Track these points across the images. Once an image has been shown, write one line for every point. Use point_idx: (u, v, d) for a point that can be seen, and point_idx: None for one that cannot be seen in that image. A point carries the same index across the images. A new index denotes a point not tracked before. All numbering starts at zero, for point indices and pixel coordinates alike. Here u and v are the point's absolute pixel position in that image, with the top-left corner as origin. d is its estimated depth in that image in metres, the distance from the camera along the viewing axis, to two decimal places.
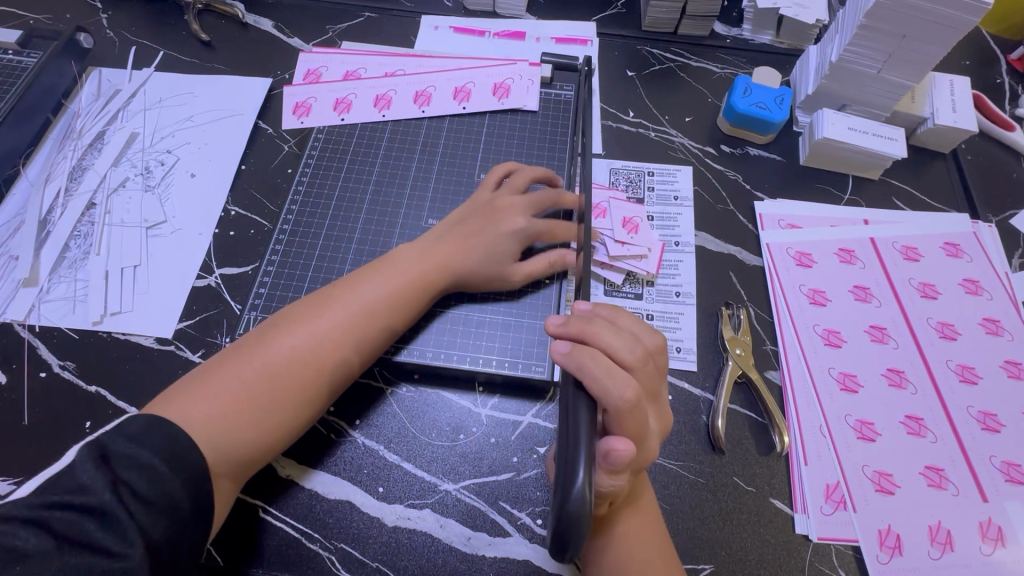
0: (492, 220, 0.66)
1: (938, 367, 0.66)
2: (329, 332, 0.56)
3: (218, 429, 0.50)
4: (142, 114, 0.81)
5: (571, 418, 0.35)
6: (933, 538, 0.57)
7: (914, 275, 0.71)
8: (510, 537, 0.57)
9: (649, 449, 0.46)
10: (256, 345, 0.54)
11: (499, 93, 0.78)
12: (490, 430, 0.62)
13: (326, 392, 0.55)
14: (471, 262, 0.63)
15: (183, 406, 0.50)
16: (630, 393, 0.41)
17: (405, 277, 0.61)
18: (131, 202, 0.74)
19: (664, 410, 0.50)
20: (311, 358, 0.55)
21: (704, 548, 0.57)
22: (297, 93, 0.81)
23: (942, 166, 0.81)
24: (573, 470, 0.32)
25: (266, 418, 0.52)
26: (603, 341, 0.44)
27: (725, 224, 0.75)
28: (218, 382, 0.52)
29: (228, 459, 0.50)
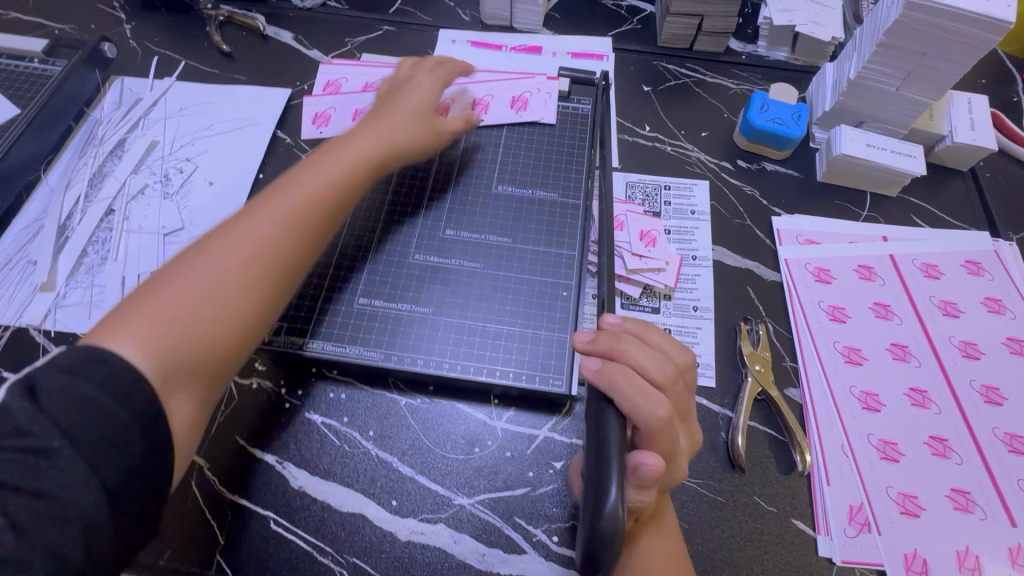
0: (398, 92, 0.71)
1: (961, 387, 0.65)
2: (271, 209, 0.55)
3: (173, 325, 0.47)
4: (163, 122, 0.82)
5: (602, 437, 0.37)
6: (961, 564, 0.55)
7: (936, 293, 0.70)
8: (526, 554, 0.56)
9: (680, 468, 0.45)
10: (192, 251, 0.51)
11: (518, 106, 0.79)
12: (505, 443, 0.61)
13: (287, 264, 0.54)
14: (399, 130, 0.66)
15: (125, 319, 0.46)
16: (663, 411, 0.41)
17: (339, 156, 0.61)
18: (149, 209, 0.74)
19: (693, 428, 0.50)
20: (260, 235, 0.53)
21: (724, 569, 0.55)
22: (317, 104, 0.81)
23: (960, 183, 0.81)
24: (606, 488, 0.34)
25: (220, 299, 0.49)
26: (634, 359, 0.44)
27: (742, 238, 0.75)
28: (156, 297, 0.48)
29: (189, 348, 0.47)
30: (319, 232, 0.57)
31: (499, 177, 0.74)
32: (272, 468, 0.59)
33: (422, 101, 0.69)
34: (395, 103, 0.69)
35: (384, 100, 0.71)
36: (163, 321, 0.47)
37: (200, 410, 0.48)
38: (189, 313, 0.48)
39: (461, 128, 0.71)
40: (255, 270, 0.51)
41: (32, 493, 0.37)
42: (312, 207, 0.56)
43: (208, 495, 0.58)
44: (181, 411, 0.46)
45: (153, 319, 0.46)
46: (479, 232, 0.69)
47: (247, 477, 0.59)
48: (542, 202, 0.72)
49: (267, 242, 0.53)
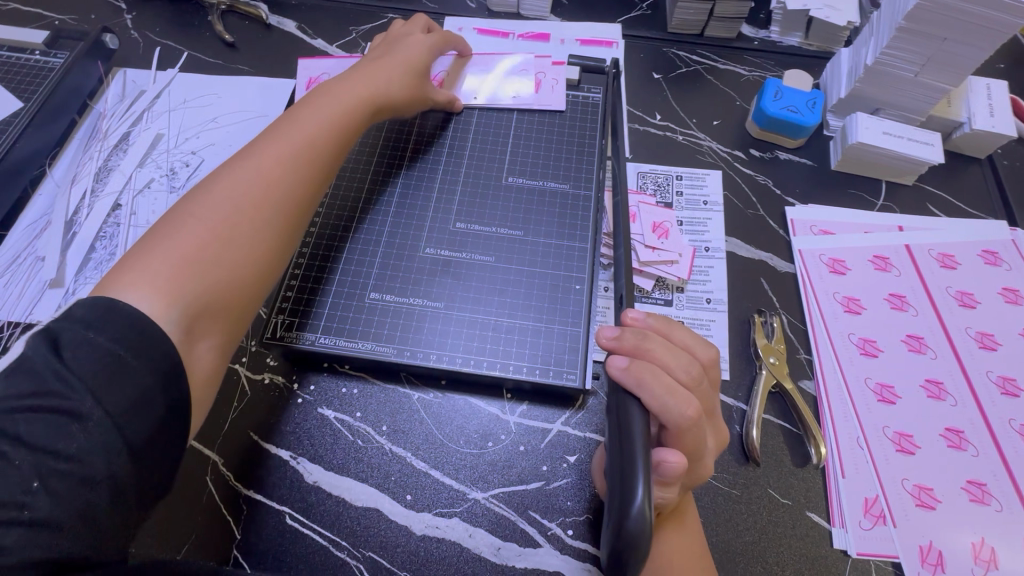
0: (385, 49, 0.72)
1: (977, 379, 0.64)
2: (269, 157, 0.57)
3: (189, 269, 0.49)
4: (167, 114, 0.81)
5: (626, 432, 0.38)
6: (977, 555, 0.55)
7: (952, 284, 0.70)
8: (541, 548, 0.56)
9: (705, 467, 0.46)
10: (196, 199, 0.53)
11: (512, 86, 0.78)
12: (519, 438, 0.61)
13: (293, 210, 0.56)
14: (388, 86, 0.68)
15: (139, 263, 0.48)
16: (692, 412, 0.42)
17: (329, 106, 0.63)
18: (157, 203, 0.74)
19: (719, 428, 0.50)
20: (262, 182, 0.55)
21: (740, 562, 0.55)
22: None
23: (977, 172, 0.80)
24: (633, 486, 0.34)
25: (230, 249, 0.51)
26: (660, 359, 0.44)
27: (756, 229, 0.74)
28: (163, 245, 0.50)
29: (207, 288, 0.49)
30: (317, 180, 0.59)
31: (509, 168, 0.73)
32: (286, 463, 0.59)
33: (409, 58, 0.71)
34: (382, 58, 0.70)
35: (370, 56, 0.72)
36: (178, 264, 0.49)
37: (222, 351, 0.51)
38: (204, 257, 0.50)
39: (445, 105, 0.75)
40: (263, 216, 0.54)
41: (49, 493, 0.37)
42: (309, 155, 0.59)
43: (224, 491, 0.58)
44: (208, 352, 0.49)
45: (169, 261, 0.48)
46: (491, 225, 0.69)
47: (262, 473, 0.59)
48: (553, 194, 0.71)
49: (271, 189, 0.55)
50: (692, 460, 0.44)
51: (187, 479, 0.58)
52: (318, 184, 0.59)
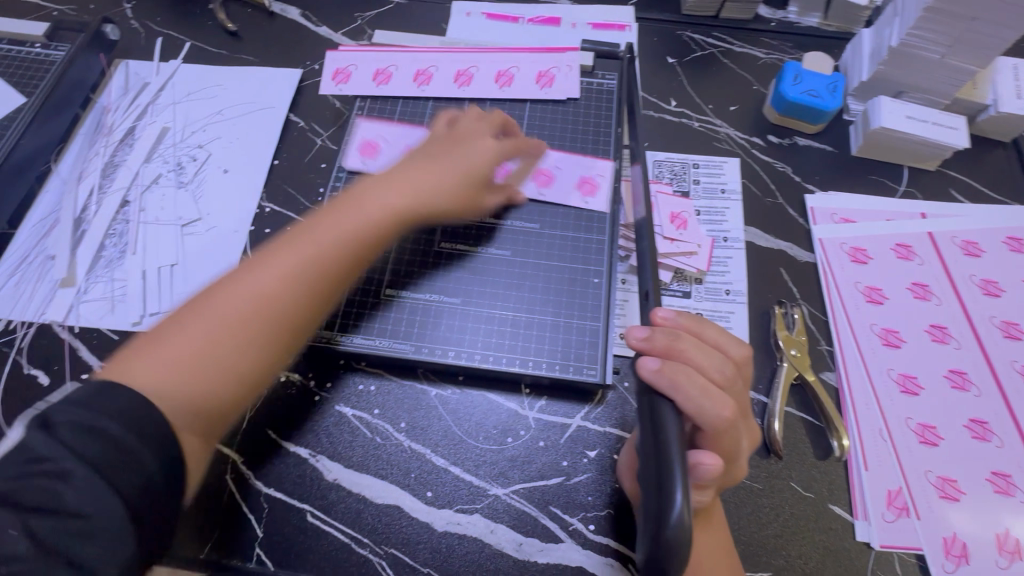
0: (454, 141, 0.62)
1: (1003, 369, 0.63)
2: (282, 263, 0.52)
3: (172, 380, 0.46)
4: (172, 107, 0.79)
5: (660, 436, 0.37)
6: (1002, 547, 0.55)
7: (976, 272, 0.68)
8: (562, 543, 0.56)
9: (740, 466, 0.45)
10: (217, 288, 0.51)
11: (543, 81, 0.75)
12: (539, 433, 0.60)
13: (289, 329, 0.51)
14: (432, 187, 0.59)
15: (148, 352, 0.47)
16: (727, 413, 0.41)
17: (360, 208, 0.56)
18: (165, 199, 0.73)
19: (751, 426, 0.50)
20: (264, 293, 0.50)
21: (763, 555, 0.55)
22: (368, 131, 0.72)
23: (1001, 156, 0.78)
24: (671, 493, 0.33)
25: (227, 356, 0.49)
26: (693, 359, 0.43)
27: (774, 218, 0.73)
28: (170, 337, 0.48)
29: (184, 405, 0.46)
30: (327, 297, 0.53)
31: None
32: (306, 461, 0.59)
33: (470, 163, 0.61)
34: (442, 153, 0.61)
35: (436, 143, 0.63)
36: (164, 374, 0.46)
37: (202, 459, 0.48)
38: (187, 368, 0.47)
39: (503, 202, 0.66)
40: (257, 334, 0.50)
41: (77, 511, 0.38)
42: (322, 268, 0.53)
43: (244, 489, 0.58)
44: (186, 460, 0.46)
45: (169, 358, 0.47)
46: (506, 218, 0.67)
47: (281, 470, 0.59)
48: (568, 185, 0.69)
49: (271, 302, 0.50)
50: (726, 460, 0.43)
51: (207, 478, 0.58)
52: (327, 299, 0.53)
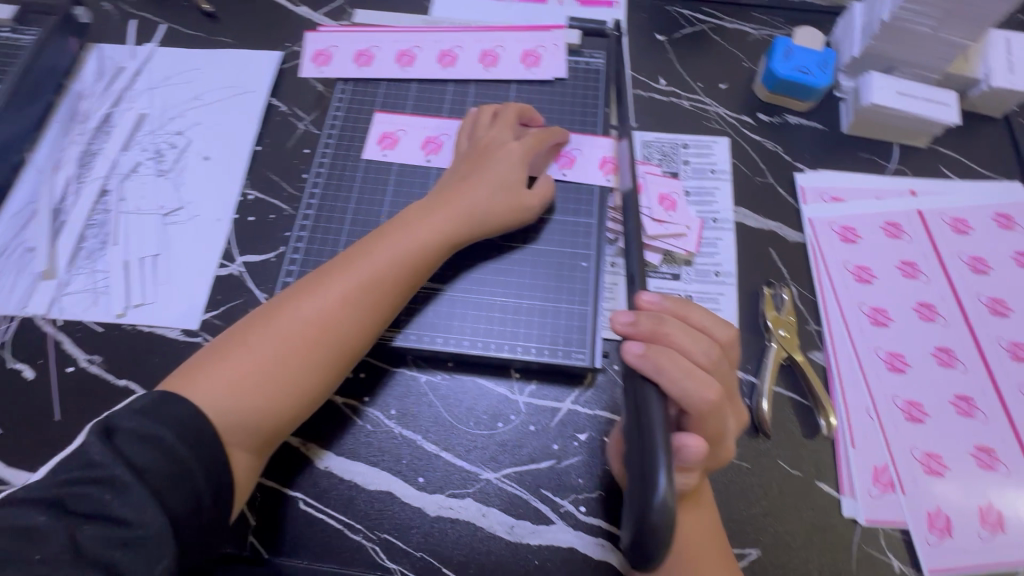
0: (481, 156, 0.63)
1: (988, 346, 0.64)
2: (331, 296, 0.55)
3: (232, 401, 0.51)
4: (149, 93, 0.77)
5: (643, 418, 0.37)
6: (984, 519, 0.56)
7: (964, 249, 0.69)
8: (554, 525, 0.56)
9: (725, 447, 0.46)
10: (275, 312, 0.55)
11: (529, 61, 0.74)
12: (529, 417, 0.61)
13: (340, 354, 0.55)
14: (469, 209, 0.60)
15: (213, 370, 0.52)
16: (711, 395, 0.41)
17: (407, 236, 0.58)
18: (145, 188, 0.71)
19: (738, 407, 0.50)
20: (315, 324, 0.54)
21: (751, 532, 0.56)
22: (386, 122, 0.71)
23: (992, 131, 0.77)
24: (653, 475, 0.34)
25: (285, 380, 0.53)
26: (678, 342, 0.43)
27: (764, 198, 0.72)
28: (233, 357, 0.53)
29: (243, 425, 0.51)
30: (373, 326, 0.57)
31: None
32: (297, 449, 0.59)
33: (502, 176, 0.62)
34: (473, 171, 0.62)
35: (464, 160, 0.64)
36: (225, 394, 0.51)
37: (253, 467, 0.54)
38: (245, 390, 0.52)
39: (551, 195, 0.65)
40: (307, 363, 0.54)
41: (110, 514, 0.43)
42: (369, 300, 0.56)
43: None
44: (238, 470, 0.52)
45: (234, 379, 0.52)
46: None
47: (271, 460, 0.59)
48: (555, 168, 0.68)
49: (321, 333, 0.54)
50: (711, 442, 0.44)
51: None
52: (372, 327, 0.57)
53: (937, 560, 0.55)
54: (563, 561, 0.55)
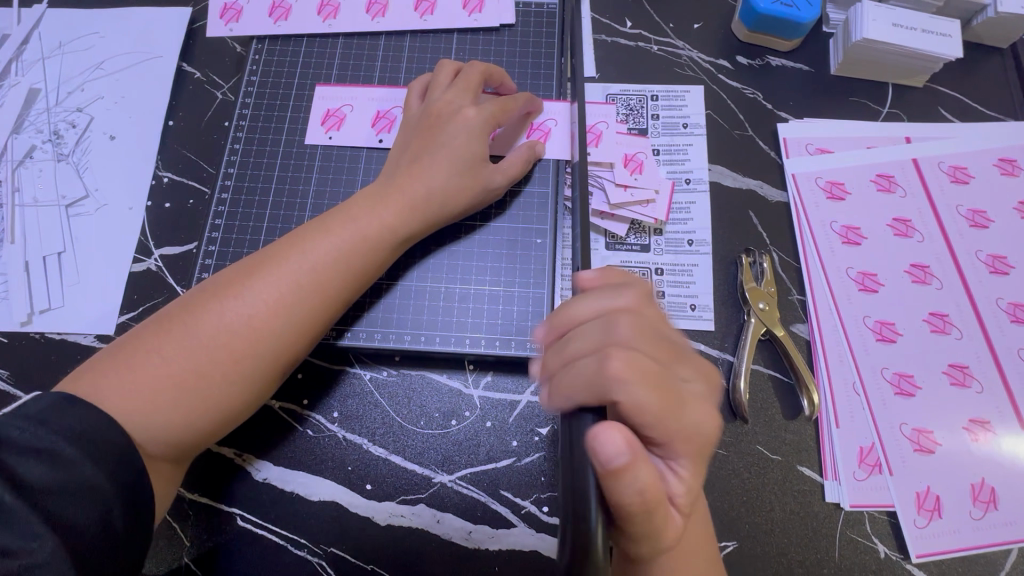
0: (434, 129, 0.54)
1: (986, 308, 0.58)
2: (269, 290, 0.46)
3: (145, 414, 0.42)
4: (41, 64, 0.67)
5: (573, 445, 0.33)
6: (975, 497, 0.52)
7: (962, 202, 0.62)
8: (514, 528, 0.52)
9: (692, 415, 0.37)
10: (201, 304, 0.45)
11: (471, 6, 0.64)
12: (485, 413, 0.55)
13: (281, 359, 0.47)
14: (427, 192, 0.52)
15: (120, 372, 0.42)
16: (626, 366, 0.35)
17: (358, 223, 0.50)
18: (43, 176, 0.63)
19: (698, 361, 0.40)
20: (250, 323, 0.45)
21: (727, 524, 0.52)
22: (329, 97, 0.62)
23: (995, 64, 0.69)
24: (587, 511, 0.31)
25: (211, 388, 0.44)
26: (576, 348, 0.38)
27: (742, 152, 0.64)
28: (145, 357, 0.43)
29: (161, 439, 0.42)
30: (318, 325, 0.48)
31: None
32: (232, 462, 0.54)
33: (465, 149, 0.53)
34: (428, 148, 0.53)
35: (415, 134, 0.55)
36: (135, 405, 0.42)
37: (175, 480, 0.46)
38: (162, 401, 0.42)
39: (526, 167, 0.56)
40: (240, 370, 0.45)
41: None
42: (315, 296, 0.47)
43: None
44: (156, 487, 0.43)
45: (145, 384, 0.42)
46: None
47: (204, 475, 0.53)
48: None
49: (257, 334, 0.45)
50: (665, 418, 0.35)
51: None
52: (319, 329, 0.48)
53: (925, 544, 0.51)
54: (525, 566, 0.51)
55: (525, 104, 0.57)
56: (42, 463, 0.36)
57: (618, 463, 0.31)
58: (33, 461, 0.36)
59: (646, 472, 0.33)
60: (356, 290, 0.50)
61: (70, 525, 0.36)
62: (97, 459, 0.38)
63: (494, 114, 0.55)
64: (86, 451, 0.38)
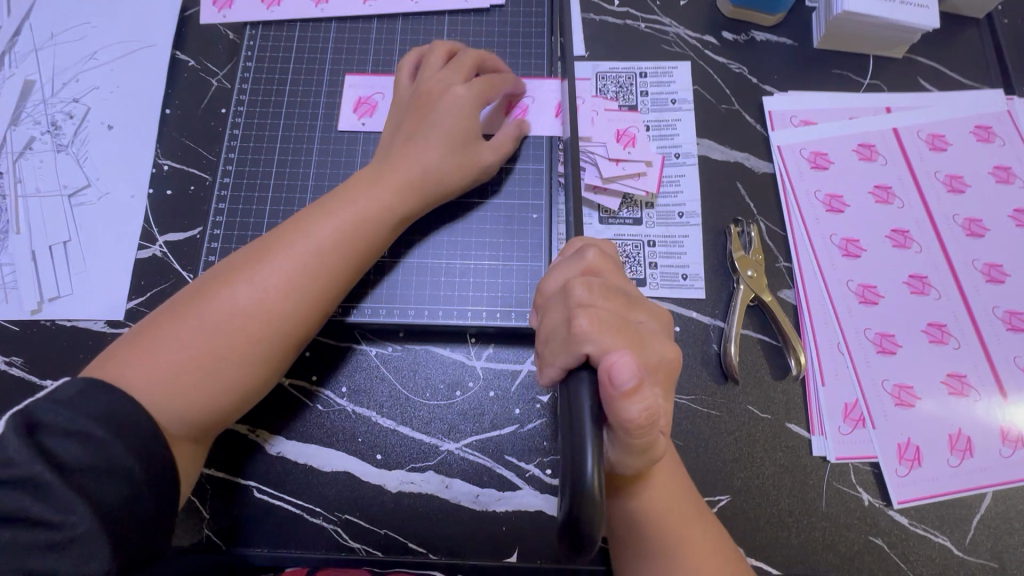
0: (424, 108, 0.55)
1: (963, 268, 0.61)
2: (276, 271, 0.48)
3: (170, 395, 0.44)
4: (34, 55, 0.67)
5: (575, 410, 0.33)
6: (953, 446, 0.55)
7: (941, 167, 0.64)
8: (520, 490, 0.55)
9: (655, 349, 0.40)
10: (212, 290, 0.47)
11: None
12: (489, 382, 0.57)
13: (293, 337, 0.48)
14: (422, 170, 0.54)
15: (139, 358, 0.44)
16: (587, 319, 0.38)
17: (357, 205, 0.52)
18: (43, 166, 0.63)
19: (651, 304, 0.43)
20: (261, 304, 0.47)
21: (720, 479, 0.55)
22: (360, 85, 0.63)
23: (972, 34, 0.71)
24: (582, 457, 0.31)
25: (228, 367, 0.46)
26: (558, 313, 0.40)
27: (729, 126, 0.66)
28: (161, 342, 0.45)
29: (183, 417, 0.44)
30: (326, 304, 0.50)
31: None
32: (246, 438, 0.56)
33: (452, 128, 0.55)
34: (420, 127, 0.55)
35: (406, 114, 0.56)
36: (160, 387, 0.44)
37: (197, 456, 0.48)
38: (183, 381, 0.44)
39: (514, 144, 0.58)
40: (256, 348, 0.47)
41: (25, 518, 0.36)
42: (323, 276, 0.49)
43: None
44: (183, 466, 0.45)
45: (166, 366, 0.44)
46: None
47: (220, 451, 0.55)
48: None
49: (270, 314, 0.47)
50: (644, 354, 0.39)
51: None
52: (327, 307, 0.50)
53: (906, 491, 0.54)
54: (531, 525, 0.54)
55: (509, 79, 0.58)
56: (76, 443, 0.38)
57: (629, 383, 0.35)
58: (66, 437, 0.38)
59: (649, 393, 0.36)
60: (361, 269, 0.52)
61: (103, 500, 0.38)
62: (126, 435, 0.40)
63: (484, 94, 0.56)
64: (116, 431, 0.40)
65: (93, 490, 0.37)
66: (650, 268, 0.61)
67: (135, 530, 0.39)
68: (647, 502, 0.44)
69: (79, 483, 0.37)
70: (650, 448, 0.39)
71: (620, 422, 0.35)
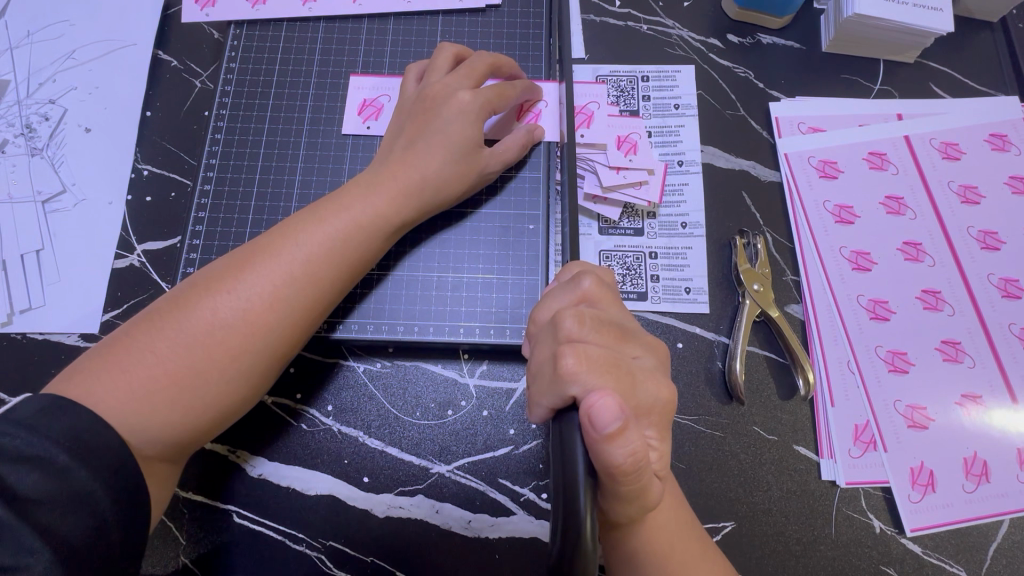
0: (429, 113, 0.52)
1: (978, 283, 0.58)
2: (262, 282, 0.45)
3: (145, 413, 0.41)
4: (8, 54, 0.64)
5: (568, 445, 0.31)
6: (968, 470, 0.53)
7: (954, 177, 0.62)
8: (514, 515, 0.52)
9: (646, 390, 0.37)
10: (191, 301, 0.44)
11: None
12: (482, 401, 0.55)
13: (279, 352, 0.46)
14: (421, 178, 0.51)
15: (111, 372, 0.41)
16: (575, 356, 0.35)
17: (349, 214, 0.49)
18: (16, 171, 0.60)
19: (646, 336, 0.41)
20: (244, 317, 0.44)
21: (726, 505, 0.52)
22: (364, 88, 0.60)
23: (986, 39, 0.69)
24: (575, 494, 0.29)
25: (208, 384, 0.43)
26: (547, 347, 0.38)
27: (735, 133, 0.64)
28: (135, 355, 0.42)
29: (158, 437, 0.41)
30: (314, 317, 0.47)
31: None
32: (226, 459, 0.53)
33: (456, 135, 0.52)
34: (422, 133, 0.52)
35: (409, 118, 0.53)
36: (133, 404, 0.41)
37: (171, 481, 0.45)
38: (159, 399, 0.41)
39: (521, 152, 0.55)
40: (238, 364, 0.44)
41: None
42: (312, 288, 0.46)
43: None
44: (155, 493, 0.42)
45: (141, 381, 0.41)
46: None
47: (199, 473, 0.52)
48: None
49: (254, 328, 0.44)
50: (632, 395, 0.36)
51: None
52: (315, 321, 0.47)
53: (920, 519, 0.52)
54: (526, 553, 0.51)
55: (521, 88, 0.55)
56: (36, 471, 0.35)
57: (611, 428, 0.32)
58: (24, 468, 0.35)
59: (635, 435, 0.33)
60: (352, 280, 0.49)
61: (65, 534, 0.35)
62: (90, 465, 0.37)
63: (492, 102, 0.53)
64: (79, 457, 0.37)
65: (53, 524, 0.35)
66: (652, 281, 0.59)
67: (101, 567, 0.36)
68: (647, 540, 0.41)
69: (36, 519, 0.34)
70: (642, 491, 0.36)
71: (604, 466, 0.32)
